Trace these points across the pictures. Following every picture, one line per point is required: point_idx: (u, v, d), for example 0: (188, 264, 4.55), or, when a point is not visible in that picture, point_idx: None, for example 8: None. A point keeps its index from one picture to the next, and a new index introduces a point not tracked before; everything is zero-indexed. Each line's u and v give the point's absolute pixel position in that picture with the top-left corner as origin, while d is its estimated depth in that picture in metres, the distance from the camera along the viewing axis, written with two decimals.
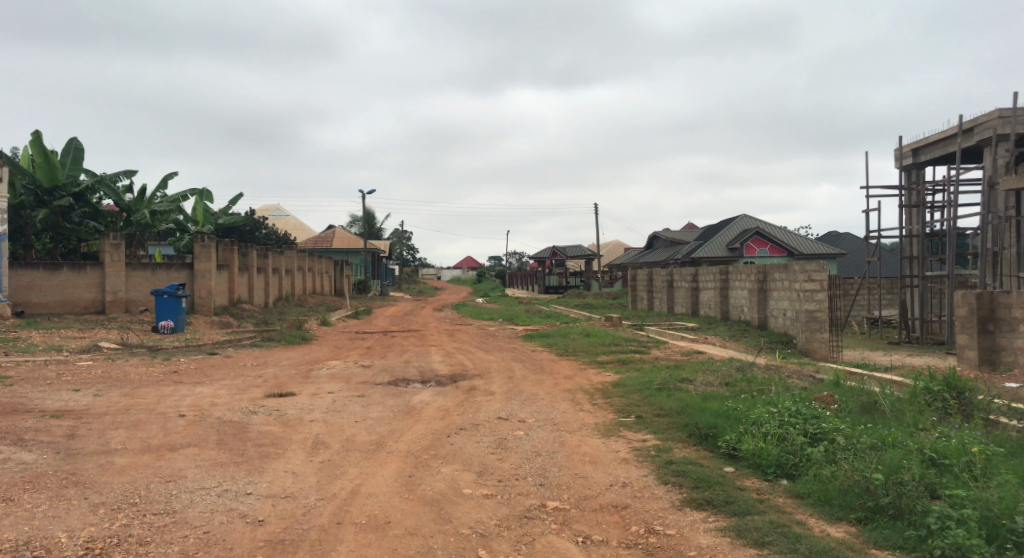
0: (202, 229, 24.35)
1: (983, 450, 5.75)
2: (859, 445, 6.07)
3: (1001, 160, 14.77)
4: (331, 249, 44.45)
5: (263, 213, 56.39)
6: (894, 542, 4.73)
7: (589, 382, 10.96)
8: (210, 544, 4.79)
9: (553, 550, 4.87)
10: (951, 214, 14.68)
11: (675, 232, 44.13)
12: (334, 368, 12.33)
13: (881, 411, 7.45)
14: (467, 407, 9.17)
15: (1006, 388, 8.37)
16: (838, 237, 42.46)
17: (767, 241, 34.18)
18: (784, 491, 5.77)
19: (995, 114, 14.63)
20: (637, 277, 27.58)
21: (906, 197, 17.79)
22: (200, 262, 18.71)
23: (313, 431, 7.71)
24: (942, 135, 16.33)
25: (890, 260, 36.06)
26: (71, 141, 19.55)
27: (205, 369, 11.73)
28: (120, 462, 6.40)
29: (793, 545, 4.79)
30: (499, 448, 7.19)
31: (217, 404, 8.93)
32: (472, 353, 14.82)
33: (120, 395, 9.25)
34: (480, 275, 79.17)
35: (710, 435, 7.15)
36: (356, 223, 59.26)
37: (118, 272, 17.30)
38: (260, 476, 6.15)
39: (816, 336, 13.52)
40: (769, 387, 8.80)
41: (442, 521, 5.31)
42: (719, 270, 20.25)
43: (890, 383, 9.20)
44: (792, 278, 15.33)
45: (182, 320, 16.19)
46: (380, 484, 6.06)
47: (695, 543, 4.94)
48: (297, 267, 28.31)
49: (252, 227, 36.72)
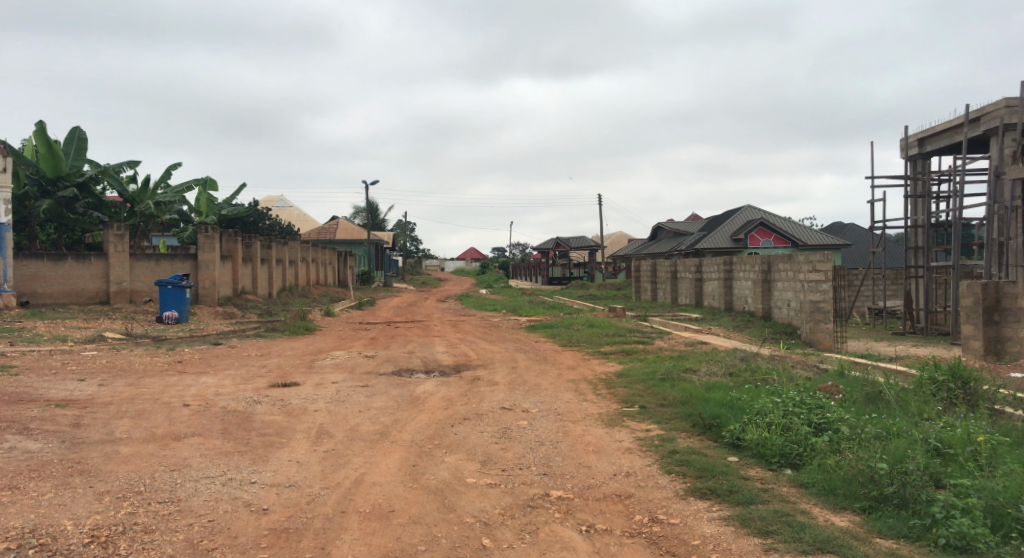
0: (205, 220, 24.41)
1: (988, 440, 5.73)
2: (864, 435, 6.06)
3: (1007, 150, 14.51)
4: (335, 239, 44.56)
5: (268, 204, 56.86)
6: (898, 531, 4.72)
7: (592, 373, 10.94)
8: (215, 533, 4.80)
9: (557, 539, 4.87)
10: (958, 204, 14.55)
11: (680, 223, 44.03)
12: (337, 358, 12.29)
13: (885, 401, 7.44)
14: (470, 397, 9.16)
15: (1010, 379, 8.32)
16: (843, 228, 42.44)
17: (772, 232, 34.02)
18: (789, 480, 5.77)
19: (1002, 103, 14.51)
20: (641, 269, 27.57)
21: (911, 186, 17.77)
22: (204, 253, 18.69)
23: (317, 421, 7.71)
24: (949, 124, 16.25)
25: (896, 252, 36.02)
26: (75, 129, 19.56)
27: (209, 359, 11.75)
28: (125, 451, 6.41)
29: (797, 534, 4.79)
30: (502, 438, 7.19)
31: (220, 394, 8.92)
32: (475, 344, 14.83)
33: (124, 385, 9.26)
34: (485, 264, 79.24)
35: (714, 425, 7.14)
36: (359, 216, 59.50)
37: (122, 263, 17.31)
38: (265, 465, 6.17)
39: (821, 326, 13.49)
40: (772, 378, 8.79)
41: (447, 509, 5.32)
42: (723, 261, 20.20)
43: (895, 373, 9.16)
44: (797, 269, 15.26)
45: (186, 311, 16.23)
46: (384, 473, 6.07)
47: (698, 533, 4.94)
48: (301, 258, 28.38)
49: (256, 218, 37.04)
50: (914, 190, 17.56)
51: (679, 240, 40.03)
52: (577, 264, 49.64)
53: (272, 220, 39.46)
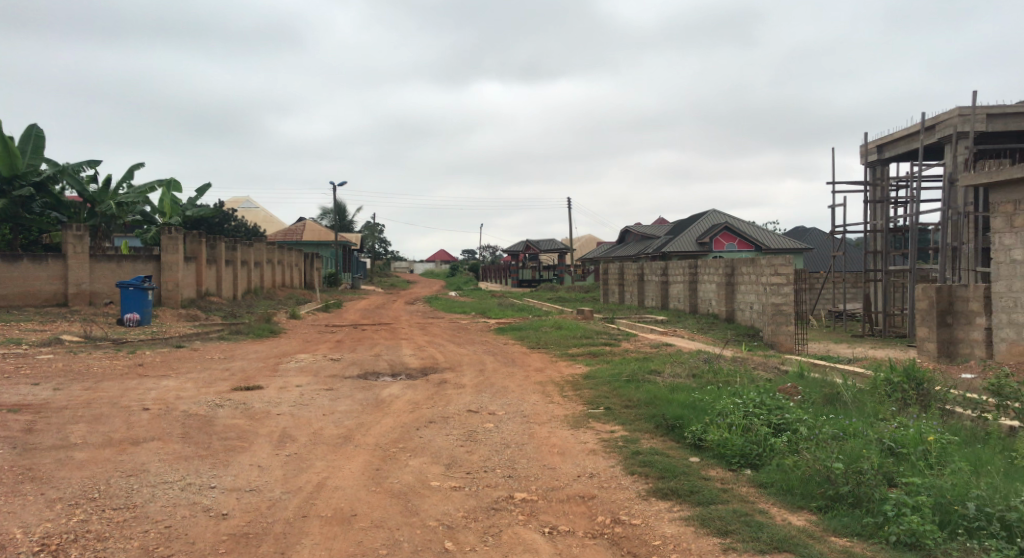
0: (169, 221, 23.94)
1: (939, 439, 5.89)
2: (821, 435, 6.17)
3: (960, 158, 14.90)
4: (302, 241, 44.13)
5: (232, 205, 56.22)
6: (852, 530, 4.83)
7: (559, 374, 11.00)
8: (172, 539, 4.73)
9: (519, 541, 4.89)
10: (914, 209, 14.94)
11: (647, 226, 44.46)
12: (302, 361, 12.16)
13: (842, 402, 7.60)
14: (437, 400, 9.12)
15: (961, 379, 8.59)
16: (806, 231, 43.26)
17: (736, 236, 34.53)
18: (748, 480, 5.86)
19: (955, 112, 14.89)
20: (608, 272, 27.80)
21: (870, 192, 18.19)
22: (166, 254, 18.30)
23: (280, 425, 7.62)
24: (906, 132, 16.64)
25: (856, 256, 36.83)
26: (31, 126, 19.03)
27: (171, 362, 11.55)
28: (79, 456, 6.27)
29: (755, 533, 4.87)
30: (467, 441, 7.20)
31: (181, 398, 8.77)
32: (443, 346, 14.81)
33: (81, 389, 9.06)
34: (455, 266, 79.04)
35: (677, 426, 7.22)
36: (327, 217, 58.94)
37: (81, 265, 16.97)
38: (225, 469, 6.08)
39: (782, 328, 13.73)
40: (734, 379, 8.94)
41: (410, 513, 5.30)
42: (688, 265, 20.43)
43: (852, 374, 9.41)
44: (759, 272, 15.50)
45: (148, 313, 15.93)
46: (347, 477, 6.03)
47: (659, 533, 5.00)
48: (267, 260, 28.00)
49: (221, 218, 36.48)
50: (874, 195, 17.96)
51: (646, 244, 40.38)
52: (546, 266, 49.86)
53: (238, 221, 38.93)
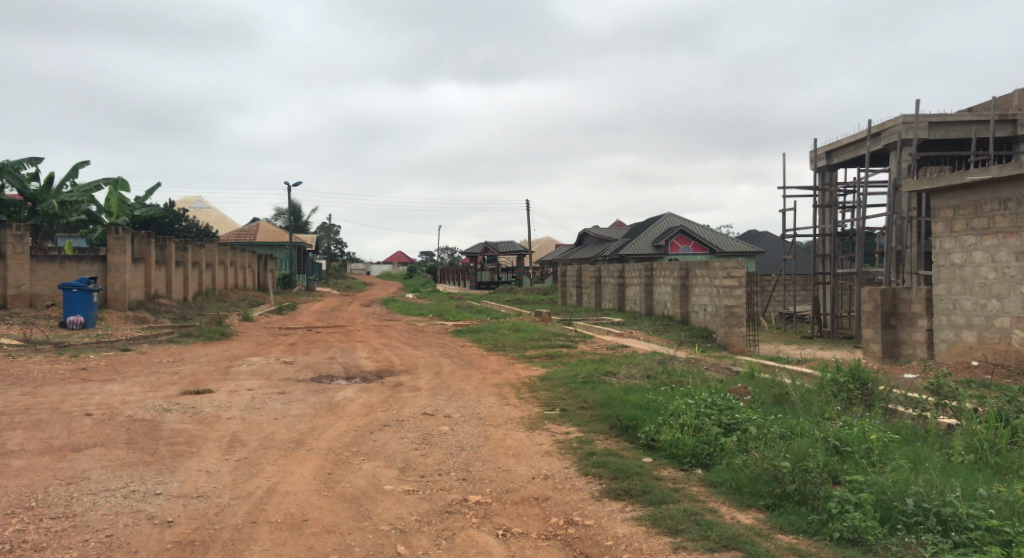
0: (116, 221, 23.27)
1: (881, 437, 6.06)
2: (769, 435, 6.29)
3: (904, 164, 15.37)
4: (256, 242, 43.34)
5: (183, 205, 54.93)
6: (798, 527, 4.93)
7: (516, 377, 11.00)
8: (113, 548, 4.59)
9: (472, 544, 4.87)
10: (861, 214, 15.37)
11: (604, 229, 44.86)
12: (253, 365, 11.93)
13: (790, 402, 7.77)
14: (392, 403, 9.04)
15: (904, 379, 8.87)
16: (758, 235, 44.17)
17: (691, 239, 35.07)
18: (699, 480, 5.95)
19: (900, 120, 15.36)
20: (566, 274, 27.95)
21: (819, 197, 18.65)
22: (113, 255, 17.77)
23: (230, 429, 7.46)
24: (853, 138, 17.11)
25: (807, 259, 37.75)
26: None
27: (116, 366, 11.22)
28: (16, 464, 6.04)
29: (705, 532, 4.94)
30: (422, 444, 7.14)
31: (127, 403, 8.52)
32: (399, 348, 14.69)
33: (19, 395, 8.73)
34: (413, 268, 78.55)
35: (630, 427, 7.29)
36: (282, 218, 58.02)
37: (22, 265, 16.35)
38: (171, 475, 5.93)
39: (734, 330, 14.00)
40: (687, 380, 9.07)
41: (362, 517, 5.24)
42: (644, 267, 20.67)
43: (801, 375, 9.63)
44: (712, 275, 15.78)
45: (92, 315, 15.46)
46: (298, 481, 5.94)
47: (612, 533, 5.04)
48: (219, 261, 27.43)
49: (172, 219, 35.60)
50: (823, 200, 18.43)
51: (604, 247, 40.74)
52: (504, 269, 49.90)
53: (189, 221, 38.05)
